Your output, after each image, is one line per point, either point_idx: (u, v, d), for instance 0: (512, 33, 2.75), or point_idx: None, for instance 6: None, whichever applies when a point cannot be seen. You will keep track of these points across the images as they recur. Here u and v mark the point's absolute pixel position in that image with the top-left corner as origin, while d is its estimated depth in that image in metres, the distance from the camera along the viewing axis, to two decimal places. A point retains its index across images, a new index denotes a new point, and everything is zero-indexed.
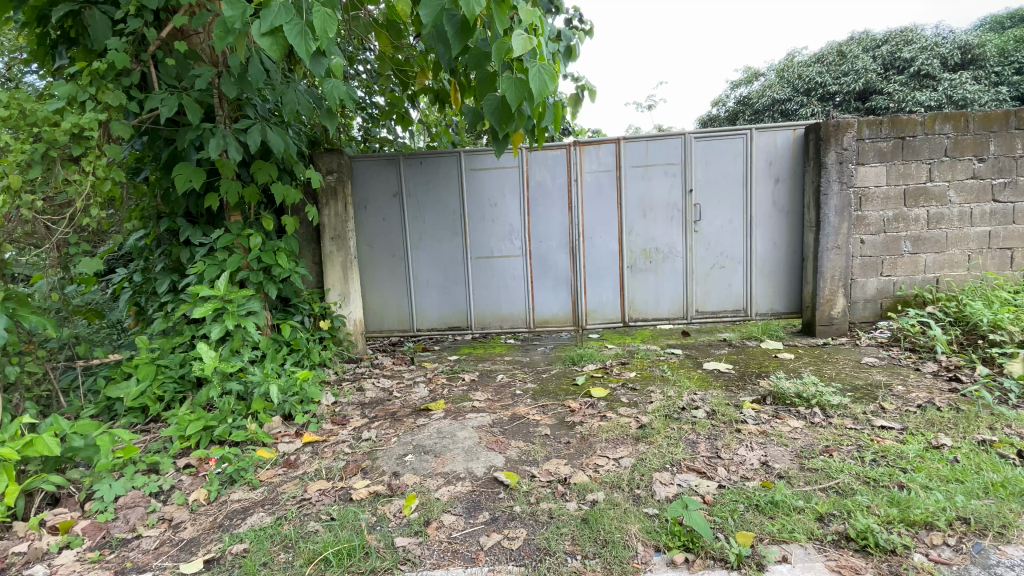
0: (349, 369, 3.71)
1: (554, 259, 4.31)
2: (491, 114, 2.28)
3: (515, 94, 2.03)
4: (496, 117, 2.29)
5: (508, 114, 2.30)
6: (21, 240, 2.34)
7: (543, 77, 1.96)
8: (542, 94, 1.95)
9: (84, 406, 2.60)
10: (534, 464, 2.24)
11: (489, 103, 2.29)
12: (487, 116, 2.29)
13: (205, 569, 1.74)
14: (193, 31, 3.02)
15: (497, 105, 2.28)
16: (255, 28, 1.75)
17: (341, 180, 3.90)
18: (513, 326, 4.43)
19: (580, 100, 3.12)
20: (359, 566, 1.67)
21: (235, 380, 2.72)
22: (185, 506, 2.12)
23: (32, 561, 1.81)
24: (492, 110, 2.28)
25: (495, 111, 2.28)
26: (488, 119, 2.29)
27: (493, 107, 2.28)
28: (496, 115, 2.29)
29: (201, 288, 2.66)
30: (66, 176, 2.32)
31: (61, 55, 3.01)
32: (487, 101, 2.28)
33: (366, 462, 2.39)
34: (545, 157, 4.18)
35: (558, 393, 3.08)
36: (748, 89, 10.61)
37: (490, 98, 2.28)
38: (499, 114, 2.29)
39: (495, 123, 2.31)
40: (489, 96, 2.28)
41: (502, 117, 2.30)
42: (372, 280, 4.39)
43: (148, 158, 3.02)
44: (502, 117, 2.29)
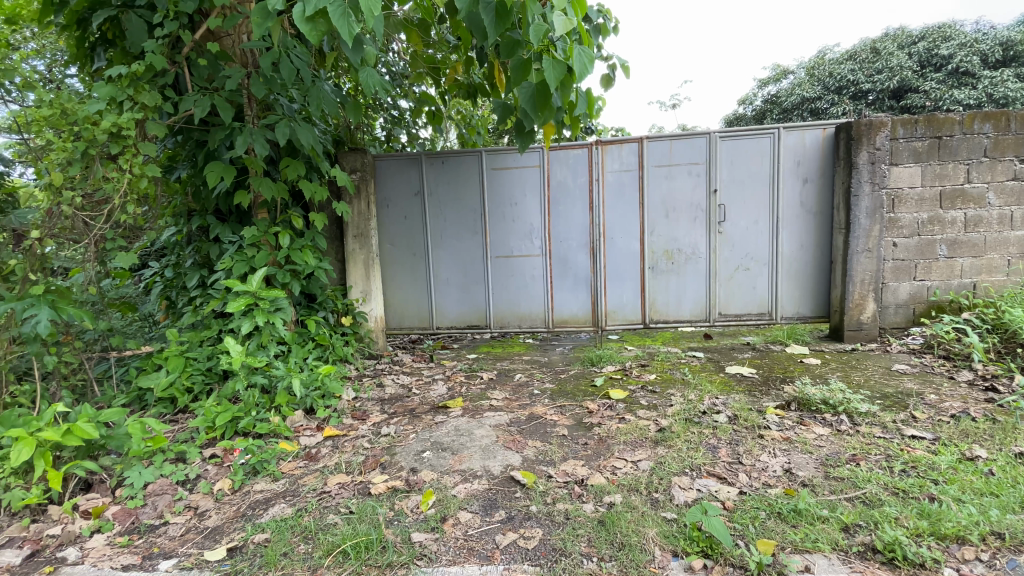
0: (369, 366, 3.76)
1: (575, 259, 4.28)
2: (527, 102, 2.18)
3: (555, 74, 1.98)
4: (531, 104, 2.18)
5: (544, 101, 2.17)
6: (61, 235, 2.44)
7: (584, 59, 1.99)
8: (587, 75, 1.98)
9: (116, 396, 2.68)
10: (551, 465, 2.23)
11: (524, 90, 2.19)
12: (522, 104, 2.19)
13: (228, 557, 1.80)
14: (224, 33, 3.11)
15: (532, 91, 2.17)
16: (298, 11, 1.66)
17: (364, 179, 3.95)
18: (532, 326, 4.41)
19: (611, 82, 3.04)
20: (377, 560, 1.69)
21: (260, 374, 2.78)
22: (210, 494, 2.18)
23: (65, 544, 1.90)
24: (528, 98, 2.17)
25: (530, 98, 2.18)
26: (523, 107, 2.17)
27: (528, 94, 2.18)
28: (531, 104, 2.18)
29: (234, 284, 2.73)
30: (104, 173, 2.44)
31: (99, 57, 3.14)
32: (523, 89, 2.18)
33: (385, 457, 2.43)
34: (567, 155, 4.16)
35: (576, 394, 3.07)
36: (778, 87, 10.34)
37: (525, 85, 2.18)
38: (535, 101, 2.18)
39: (530, 112, 2.19)
40: (524, 84, 2.19)
41: (537, 105, 2.18)
42: (393, 278, 4.44)
43: (181, 157, 3.12)
44: (538, 106, 2.18)
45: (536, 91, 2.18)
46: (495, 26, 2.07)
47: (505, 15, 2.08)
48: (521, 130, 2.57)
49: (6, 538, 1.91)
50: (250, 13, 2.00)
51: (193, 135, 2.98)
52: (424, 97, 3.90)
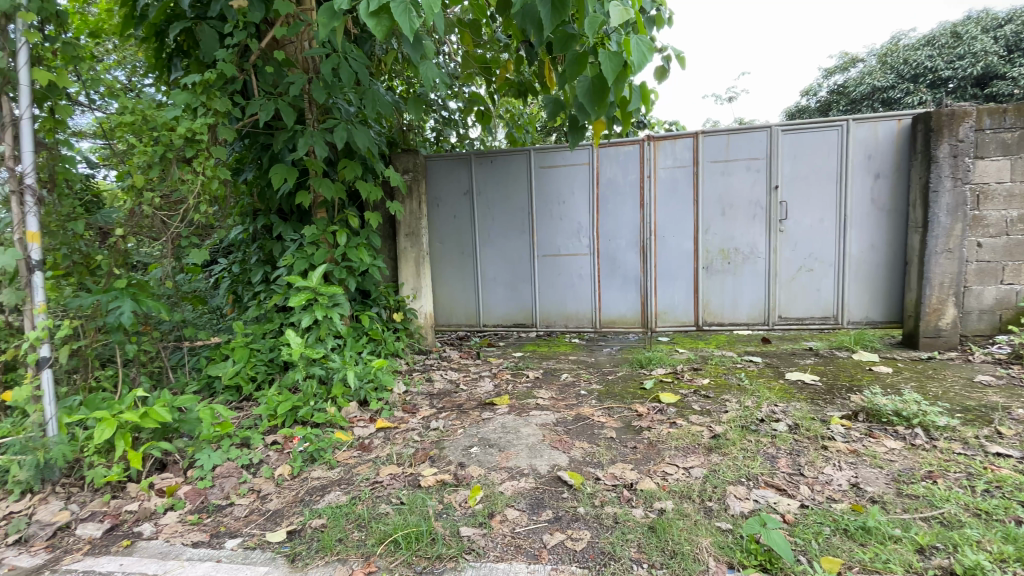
0: (419, 361, 3.85)
1: (624, 257, 4.20)
2: (584, 97, 2.16)
3: (612, 67, 1.95)
4: (588, 99, 2.16)
5: (602, 95, 2.15)
6: (141, 232, 2.64)
7: (642, 48, 1.94)
8: (646, 65, 1.91)
9: (188, 383, 2.88)
10: (598, 467, 2.20)
11: (581, 84, 2.18)
12: (579, 99, 2.17)
13: (288, 539, 1.90)
14: (287, 41, 3.27)
15: (588, 86, 2.16)
16: (364, 8, 1.71)
17: (416, 179, 4.04)
18: (579, 325, 4.36)
19: (666, 73, 2.94)
20: (426, 551, 1.72)
21: (319, 366, 2.92)
22: (272, 479, 2.30)
23: (142, 519, 2.06)
24: (585, 92, 2.16)
25: (588, 92, 2.16)
26: (581, 101, 2.16)
27: (585, 88, 2.16)
28: (588, 98, 2.17)
29: (296, 280, 2.87)
30: (180, 175, 2.63)
31: (175, 67, 3.38)
32: (580, 83, 2.16)
33: (434, 450, 2.47)
34: (617, 152, 4.09)
35: (625, 396, 3.01)
36: (845, 76, 9.69)
37: (581, 79, 2.17)
38: (592, 96, 2.16)
39: (587, 106, 2.17)
40: (580, 78, 2.17)
41: (594, 99, 2.16)
42: (442, 276, 4.53)
43: (248, 160, 3.31)
44: (596, 100, 2.16)
45: (593, 85, 2.16)
46: (552, 17, 2.04)
47: (562, 7, 2.04)
48: (574, 124, 2.52)
49: (90, 512, 2.09)
50: (317, 14, 2.05)
51: (260, 139, 3.15)
52: (475, 97, 3.93)
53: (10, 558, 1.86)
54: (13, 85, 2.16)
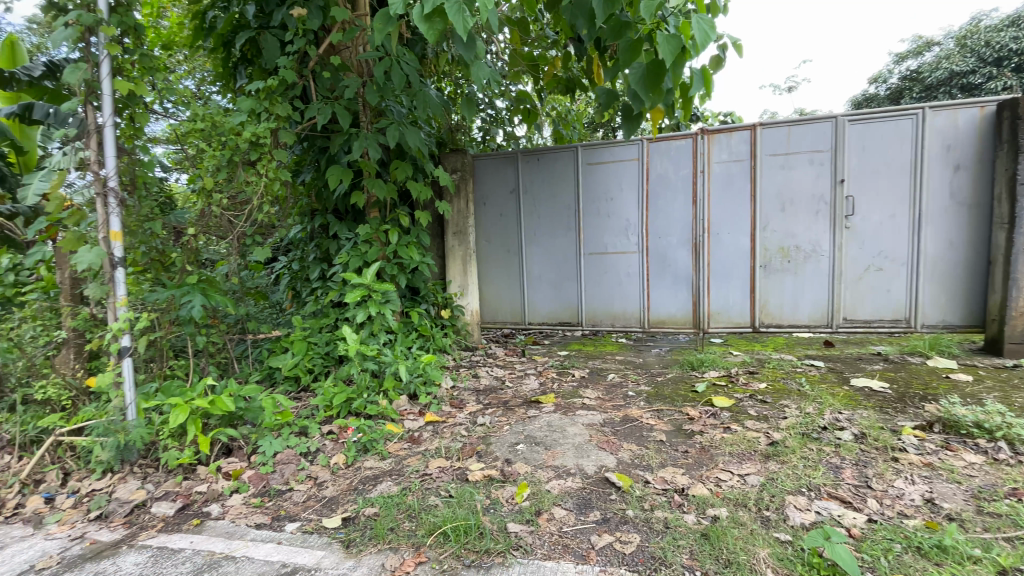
0: (465, 357, 3.90)
1: (674, 256, 4.08)
2: (638, 84, 2.13)
3: (670, 49, 1.90)
4: (642, 86, 2.13)
5: (656, 82, 2.12)
6: (211, 231, 2.83)
7: (703, 28, 1.88)
8: (708, 44, 1.86)
9: (251, 372, 3.06)
10: (648, 470, 2.16)
11: (634, 72, 2.15)
12: (633, 86, 2.14)
13: (343, 525, 1.98)
14: (343, 46, 3.39)
15: (642, 73, 2.13)
16: (418, 13, 1.75)
17: (464, 178, 4.10)
18: (626, 325, 4.29)
19: (721, 62, 2.81)
20: (475, 545, 1.75)
21: (371, 360, 3.02)
22: (328, 467, 2.41)
23: (211, 499, 2.21)
24: (639, 79, 2.13)
25: (641, 79, 2.13)
26: (635, 89, 2.13)
27: (639, 75, 2.13)
28: (641, 86, 2.14)
29: (351, 277, 2.98)
30: (245, 177, 2.79)
31: (241, 75, 3.58)
32: (633, 70, 2.14)
33: (481, 446, 2.51)
34: (668, 147, 3.98)
35: (675, 399, 2.93)
36: (918, 61, 8.99)
37: (635, 66, 2.14)
38: (646, 83, 2.13)
39: (641, 94, 2.14)
40: (634, 65, 2.14)
41: (648, 86, 2.13)
42: (488, 274, 4.57)
43: (307, 162, 3.47)
44: (650, 87, 2.12)
45: (647, 72, 2.12)
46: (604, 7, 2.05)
47: None
48: (629, 114, 2.50)
49: (164, 491, 2.26)
50: (372, 20, 2.12)
51: (317, 142, 3.31)
52: (523, 95, 3.93)
53: (94, 531, 2.04)
54: (98, 96, 2.37)
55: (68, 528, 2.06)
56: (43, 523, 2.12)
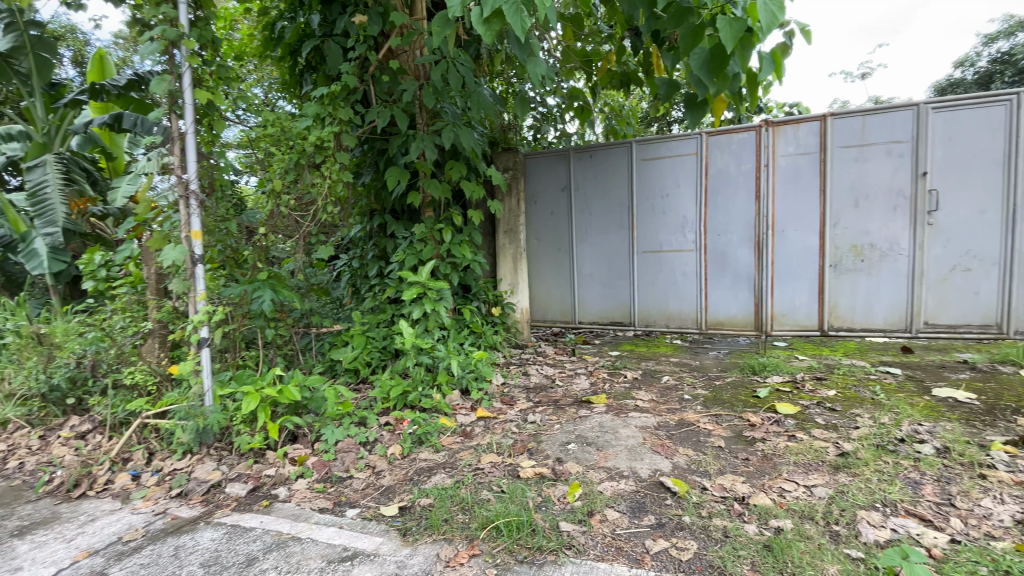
0: (516, 354, 3.93)
1: (735, 254, 3.92)
2: (699, 70, 2.05)
3: (731, 33, 1.81)
4: (705, 72, 2.05)
5: (720, 67, 2.02)
6: (280, 230, 3.01)
7: (770, 8, 1.78)
8: (775, 26, 1.76)
9: (314, 364, 3.22)
10: (705, 476, 2.09)
11: (696, 57, 2.07)
12: (695, 73, 2.06)
13: (400, 514, 2.05)
14: (401, 50, 3.49)
15: (705, 58, 2.04)
16: (478, 15, 1.77)
17: (516, 177, 4.13)
18: (682, 326, 4.17)
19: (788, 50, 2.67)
20: (527, 541, 1.76)
21: (425, 355, 3.11)
22: (385, 456, 2.51)
23: (279, 483, 2.36)
24: (701, 65, 2.05)
25: (703, 65, 2.05)
26: (696, 75, 2.05)
27: (701, 61, 2.05)
28: (704, 72, 2.05)
29: (408, 274, 3.08)
30: (311, 180, 2.94)
31: (306, 82, 3.77)
32: (695, 56, 2.06)
33: (532, 443, 2.52)
34: (729, 140, 3.83)
35: (734, 404, 2.82)
36: (1013, 42, 8.16)
37: (697, 52, 2.06)
38: (709, 68, 2.04)
39: (703, 80, 2.06)
40: (696, 51, 2.07)
41: (711, 72, 2.04)
42: (538, 272, 4.58)
43: (366, 164, 3.61)
44: (713, 73, 2.03)
45: (710, 57, 2.04)
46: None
47: None
48: (692, 101, 2.44)
49: (237, 473, 2.42)
50: (431, 24, 2.18)
51: (376, 144, 3.44)
52: (576, 92, 3.89)
53: (174, 508, 2.22)
54: (181, 106, 2.57)
55: (152, 504, 2.26)
56: (130, 498, 2.34)
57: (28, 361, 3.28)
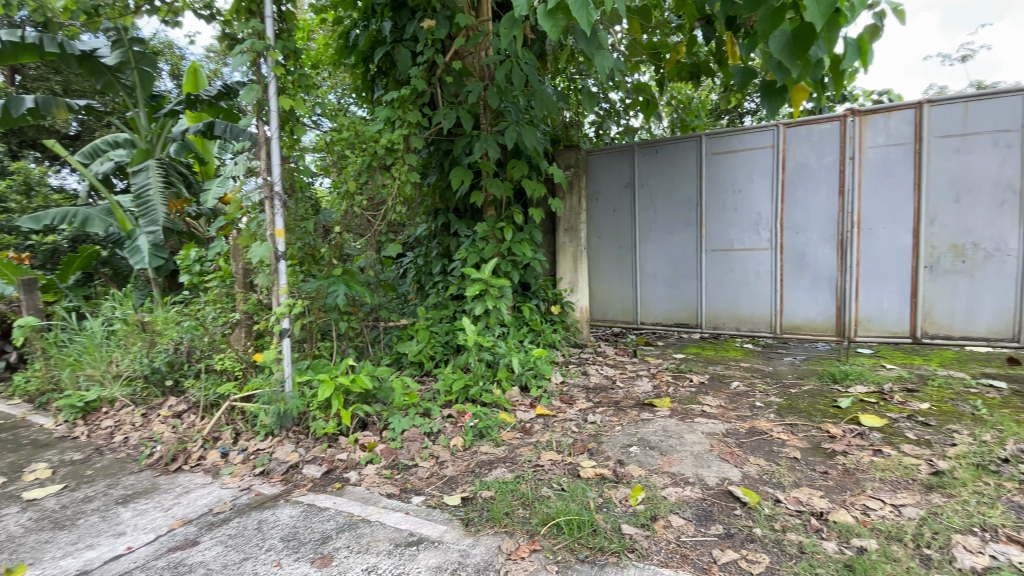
0: (575, 354, 3.91)
1: (814, 253, 3.69)
2: (780, 53, 1.91)
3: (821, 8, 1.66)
4: (787, 55, 1.90)
5: (804, 48, 1.87)
6: (353, 229, 3.18)
7: None
8: None
9: (382, 356, 3.37)
10: (778, 488, 1.99)
11: (776, 41, 1.94)
12: (775, 57, 1.93)
13: (462, 504, 2.11)
14: (467, 52, 3.56)
15: (786, 40, 1.91)
16: (542, 10, 1.79)
17: (577, 174, 4.10)
18: (753, 329, 3.98)
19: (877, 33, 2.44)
20: (589, 541, 1.76)
21: (486, 351, 3.17)
22: (448, 447, 2.58)
23: (350, 467, 2.49)
24: (782, 48, 1.91)
25: (785, 47, 1.90)
26: (777, 58, 1.91)
27: (782, 44, 1.92)
28: (786, 55, 1.91)
29: (471, 271, 3.14)
30: (382, 180, 3.09)
31: (377, 86, 3.94)
32: (774, 40, 1.93)
33: (592, 444, 2.50)
34: (810, 132, 3.60)
35: (811, 413, 2.66)
36: None
37: (777, 36, 1.93)
38: (791, 51, 1.89)
39: (785, 64, 1.91)
40: (775, 35, 1.94)
41: (794, 54, 1.89)
42: (599, 271, 4.54)
43: (432, 165, 3.72)
44: (797, 55, 1.87)
45: (793, 38, 1.89)
46: None
47: None
48: (767, 90, 2.34)
49: (312, 455, 2.59)
50: (498, 25, 2.20)
51: (442, 145, 3.55)
52: (642, 85, 3.79)
53: (257, 485, 2.41)
54: (267, 113, 2.77)
55: (239, 480, 2.47)
56: (220, 473, 2.56)
57: (134, 346, 3.67)
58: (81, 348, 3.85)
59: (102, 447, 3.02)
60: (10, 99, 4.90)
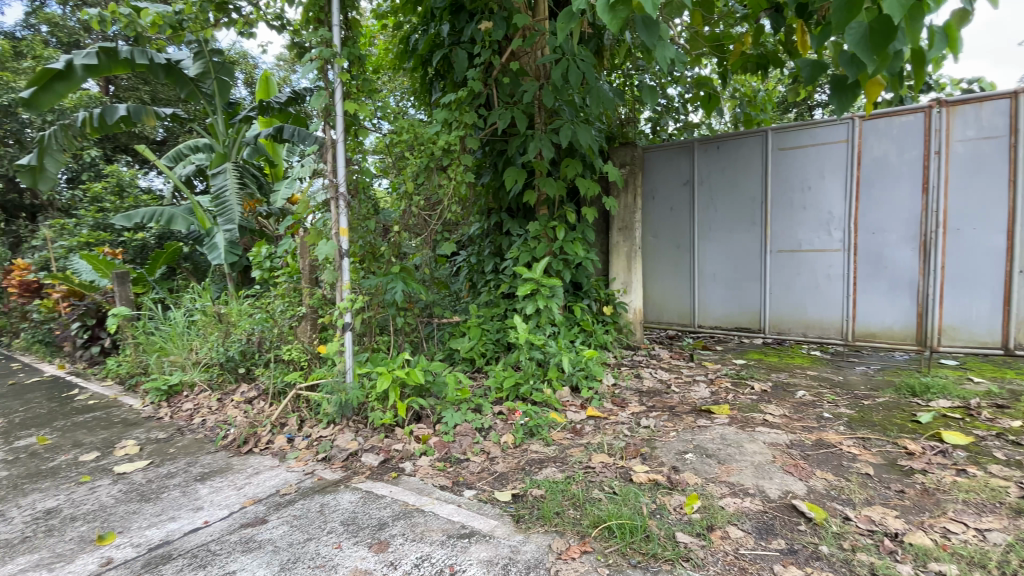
0: (627, 356, 3.85)
1: (893, 255, 3.46)
2: (856, 49, 1.63)
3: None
4: (864, 50, 1.63)
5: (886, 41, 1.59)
6: (411, 229, 3.30)
7: None
8: None
9: (436, 352, 3.46)
10: (847, 505, 1.87)
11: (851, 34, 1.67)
12: (850, 53, 1.65)
13: (513, 500, 2.13)
14: (523, 52, 3.59)
15: (864, 34, 1.62)
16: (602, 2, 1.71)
17: (633, 172, 4.02)
18: (822, 335, 3.78)
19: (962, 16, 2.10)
20: (641, 546, 1.73)
21: (537, 350, 3.18)
22: (498, 444, 2.62)
23: (405, 457, 2.59)
24: (858, 44, 1.63)
25: (862, 42, 1.63)
26: (851, 55, 1.64)
27: (859, 38, 1.63)
28: (863, 51, 1.64)
29: (523, 270, 3.16)
30: (439, 181, 3.17)
31: (435, 89, 4.05)
32: (850, 34, 1.65)
33: (645, 448, 2.46)
34: (890, 124, 3.39)
35: (886, 427, 2.48)
36: None
37: (853, 28, 1.65)
38: (869, 46, 1.62)
39: (861, 61, 1.63)
40: (851, 27, 1.65)
41: (873, 50, 1.62)
42: (654, 271, 4.44)
43: (486, 165, 3.77)
44: (876, 50, 1.60)
45: (873, 31, 1.62)
46: None
47: None
48: (839, 85, 2.03)
49: (371, 445, 2.71)
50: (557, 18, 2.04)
51: (496, 146, 3.59)
52: (703, 79, 3.65)
53: (320, 470, 2.55)
54: (333, 118, 2.92)
55: (303, 464, 2.62)
56: (286, 457, 2.73)
57: (211, 336, 3.98)
58: (167, 336, 4.22)
59: (183, 427, 3.30)
60: (106, 108, 5.39)
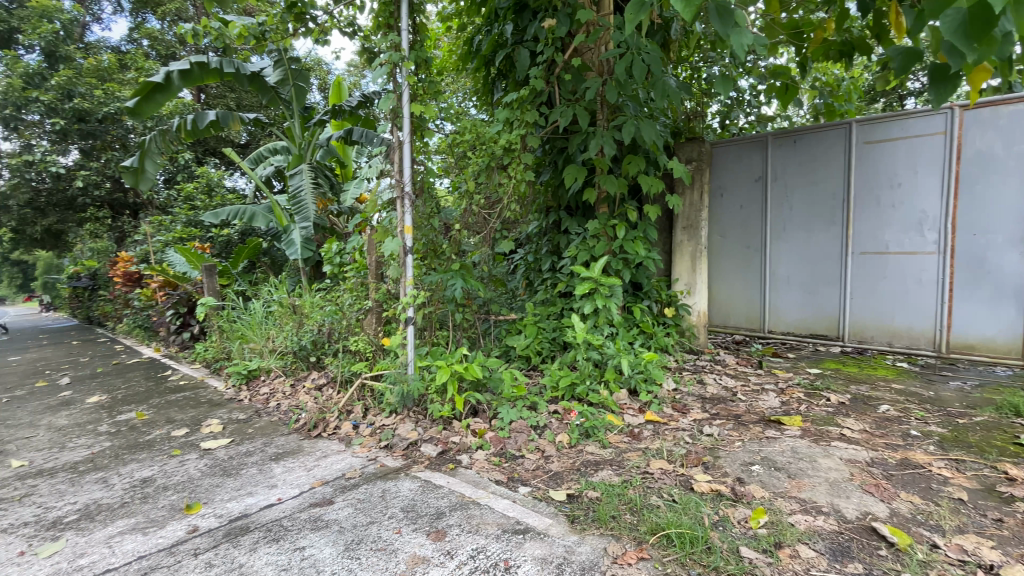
0: (690, 360, 3.71)
1: (997, 259, 3.19)
2: (953, 37, 1.33)
3: None
4: (962, 39, 1.32)
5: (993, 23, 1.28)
6: (472, 227, 3.36)
7: None
8: None
9: (493, 349, 3.50)
10: (936, 532, 1.70)
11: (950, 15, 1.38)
12: (944, 43, 1.35)
13: (568, 500, 2.12)
14: (586, 48, 3.55)
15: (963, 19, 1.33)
16: None
17: (700, 169, 3.86)
18: (910, 344, 3.54)
19: None
20: (702, 558, 1.67)
21: (594, 350, 3.14)
22: (554, 443, 2.62)
23: (462, 450, 2.64)
24: (956, 30, 1.33)
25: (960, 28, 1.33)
26: (945, 45, 1.34)
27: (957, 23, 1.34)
28: (961, 39, 1.33)
29: (580, 269, 3.11)
30: (499, 179, 3.19)
31: (498, 88, 4.10)
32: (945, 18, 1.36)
33: (707, 457, 2.36)
34: (996, 114, 3.15)
35: (985, 450, 2.23)
36: None
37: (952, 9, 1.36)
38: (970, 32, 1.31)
39: (958, 50, 1.33)
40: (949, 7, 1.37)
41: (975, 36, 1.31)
42: (722, 273, 4.32)
43: (546, 163, 3.77)
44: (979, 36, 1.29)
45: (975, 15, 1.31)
46: None
47: None
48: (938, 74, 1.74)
49: (430, 436, 2.79)
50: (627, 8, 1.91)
51: (557, 143, 3.58)
52: (779, 69, 3.44)
53: (382, 457, 2.66)
54: (401, 119, 3.04)
55: (367, 450, 2.75)
56: (352, 443, 2.87)
57: (286, 325, 4.27)
58: (248, 325, 4.57)
59: (260, 410, 3.55)
60: (198, 114, 5.89)
